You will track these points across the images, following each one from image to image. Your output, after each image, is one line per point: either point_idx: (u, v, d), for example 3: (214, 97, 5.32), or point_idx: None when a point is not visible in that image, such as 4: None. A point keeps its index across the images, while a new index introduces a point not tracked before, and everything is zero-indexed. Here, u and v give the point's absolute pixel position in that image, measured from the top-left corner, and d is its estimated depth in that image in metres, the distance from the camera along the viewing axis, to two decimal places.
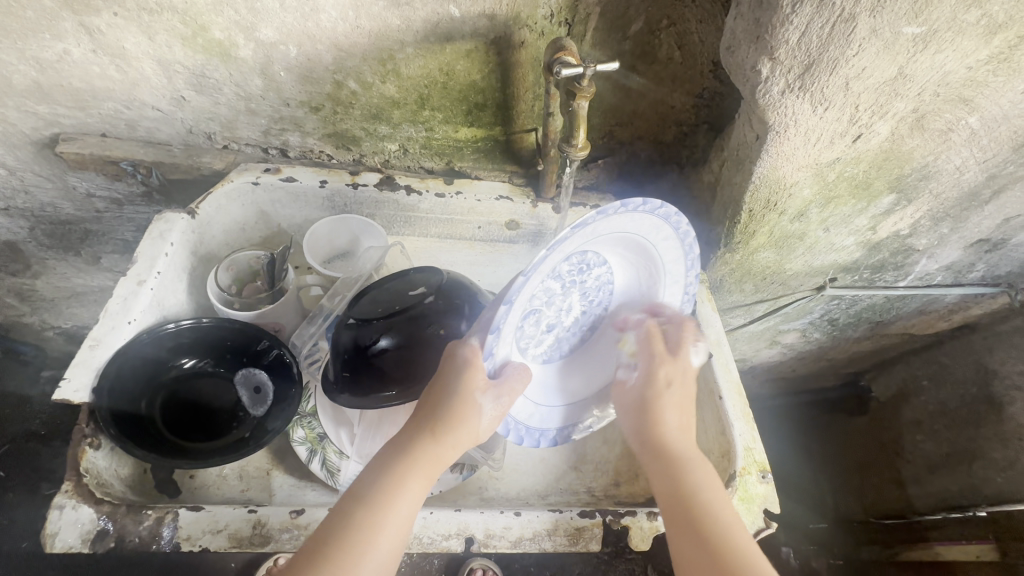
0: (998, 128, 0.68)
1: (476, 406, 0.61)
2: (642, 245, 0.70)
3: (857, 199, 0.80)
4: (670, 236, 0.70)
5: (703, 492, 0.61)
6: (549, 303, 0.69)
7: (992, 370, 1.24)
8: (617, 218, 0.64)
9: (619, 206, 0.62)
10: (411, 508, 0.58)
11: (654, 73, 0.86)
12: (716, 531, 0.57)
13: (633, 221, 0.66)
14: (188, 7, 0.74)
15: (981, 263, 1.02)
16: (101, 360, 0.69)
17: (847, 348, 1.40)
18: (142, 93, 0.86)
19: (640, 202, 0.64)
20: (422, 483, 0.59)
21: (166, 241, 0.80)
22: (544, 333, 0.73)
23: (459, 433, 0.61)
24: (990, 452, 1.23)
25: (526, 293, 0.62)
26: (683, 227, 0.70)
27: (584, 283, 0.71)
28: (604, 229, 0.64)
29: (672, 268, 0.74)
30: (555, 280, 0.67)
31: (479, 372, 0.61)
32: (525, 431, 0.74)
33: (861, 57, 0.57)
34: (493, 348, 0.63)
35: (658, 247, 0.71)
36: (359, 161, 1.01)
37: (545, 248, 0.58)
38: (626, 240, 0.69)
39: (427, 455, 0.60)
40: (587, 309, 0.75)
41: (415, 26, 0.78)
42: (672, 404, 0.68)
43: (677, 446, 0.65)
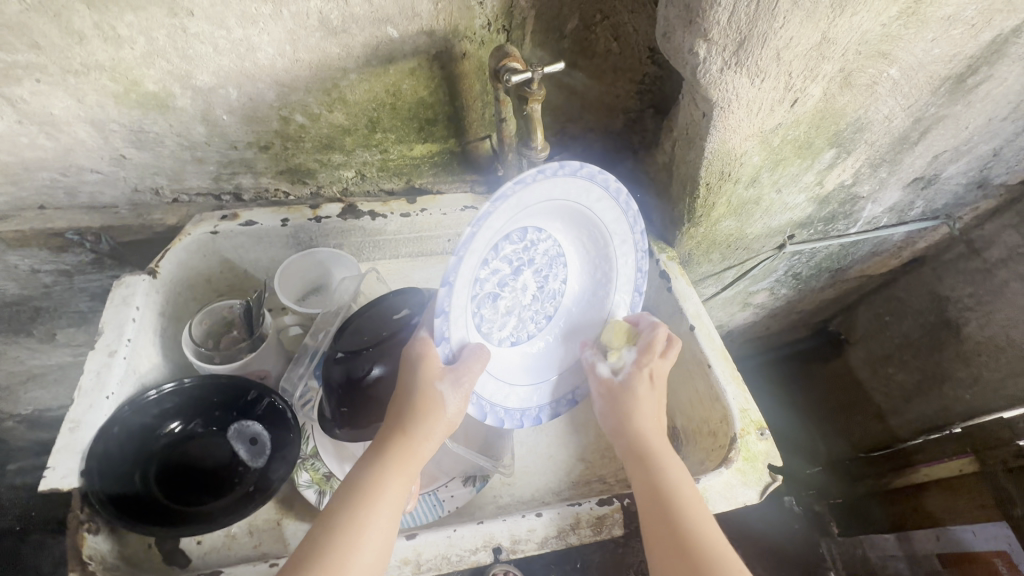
0: (916, 76, 0.74)
1: (437, 396, 0.61)
2: (577, 210, 0.71)
3: (802, 158, 0.84)
4: (604, 195, 0.71)
5: (674, 482, 0.65)
6: (504, 284, 0.69)
7: (945, 298, 1.33)
8: (541, 186, 0.63)
9: (538, 173, 0.62)
10: (394, 505, 0.60)
11: (594, 67, 0.88)
12: (686, 515, 0.62)
13: (560, 186, 0.66)
14: (116, 64, 0.72)
15: (920, 200, 1.09)
16: (84, 442, 0.66)
17: (813, 298, 1.47)
18: (78, 157, 0.83)
19: (559, 166, 0.64)
20: (391, 494, 0.60)
21: (131, 306, 0.77)
22: (505, 316, 0.72)
23: (428, 424, 0.62)
24: (955, 372, 1.34)
25: (469, 275, 0.62)
26: (613, 183, 0.71)
27: (534, 260, 0.72)
28: (530, 199, 0.64)
29: (613, 222, 0.74)
30: (501, 257, 0.67)
31: (435, 363, 0.62)
32: (504, 413, 0.73)
33: (787, 28, 0.61)
34: (445, 331, 0.62)
35: (594, 209, 0.71)
36: (318, 194, 0.99)
37: (471, 226, 0.58)
38: (559, 208, 0.69)
39: (401, 451, 0.61)
40: (543, 286, 0.75)
41: (355, 52, 0.78)
42: (650, 405, 0.73)
43: (654, 441, 0.70)
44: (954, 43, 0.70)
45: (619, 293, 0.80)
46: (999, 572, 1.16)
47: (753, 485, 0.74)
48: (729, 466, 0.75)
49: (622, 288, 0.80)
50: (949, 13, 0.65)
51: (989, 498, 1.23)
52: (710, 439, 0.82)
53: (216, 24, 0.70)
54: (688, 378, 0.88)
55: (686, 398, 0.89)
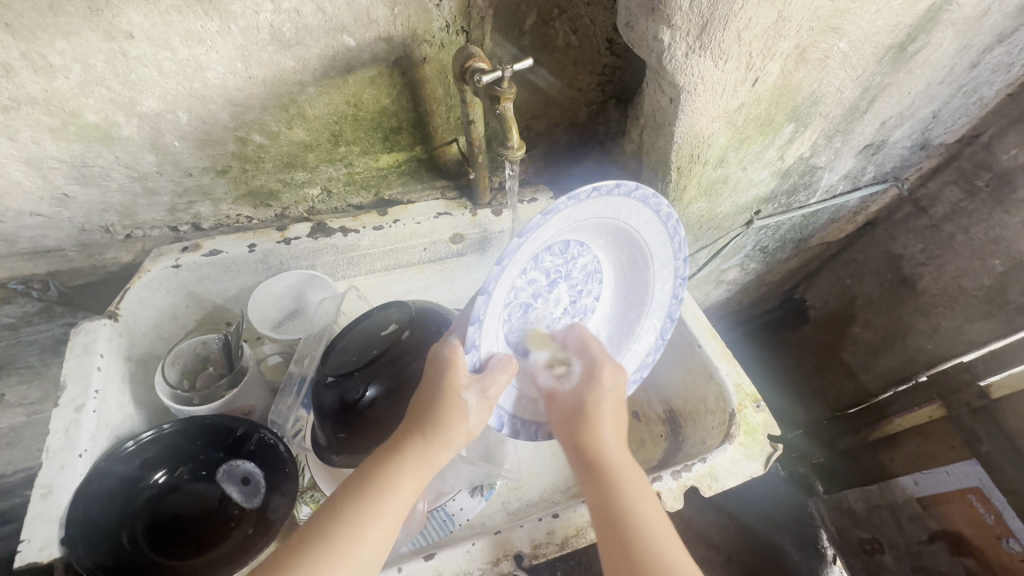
0: (863, 47, 0.77)
1: (462, 404, 0.60)
2: (624, 230, 0.69)
3: (764, 135, 0.87)
4: (652, 218, 0.69)
5: (631, 500, 0.62)
6: (536, 295, 0.68)
7: (899, 256, 1.40)
8: (592, 203, 0.62)
9: (592, 190, 0.60)
10: (401, 509, 0.59)
11: (555, 61, 0.88)
12: (640, 537, 0.59)
13: (611, 205, 0.64)
14: (50, 96, 0.66)
15: (871, 165, 1.14)
16: (59, 507, 0.60)
17: (779, 269, 1.52)
18: (14, 200, 0.77)
19: (614, 185, 0.62)
20: (388, 512, 0.57)
21: (95, 354, 0.72)
22: (535, 328, 0.72)
23: (446, 435, 0.60)
24: (916, 324, 1.40)
25: (506, 284, 0.61)
26: (663, 208, 0.68)
27: (571, 274, 0.71)
28: (581, 215, 0.62)
29: (656, 246, 0.72)
30: (540, 268, 0.66)
31: (464, 369, 0.60)
32: (520, 425, 0.72)
33: (746, 9, 0.61)
34: (476, 339, 0.61)
35: (640, 231, 0.69)
36: (283, 215, 0.95)
37: (518, 237, 0.56)
38: (607, 225, 0.67)
39: (418, 455, 0.60)
40: (575, 300, 0.74)
41: (311, 64, 0.75)
42: (606, 412, 0.68)
43: (612, 453, 0.66)
44: (896, 14, 0.73)
45: (652, 316, 0.79)
46: (973, 506, 1.26)
47: (757, 457, 0.75)
48: (732, 441, 0.76)
49: (655, 311, 0.79)
50: None
51: (958, 439, 1.31)
52: (709, 417, 0.83)
53: (160, 46, 0.66)
54: (680, 360, 0.89)
55: (681, 380, 0.90)
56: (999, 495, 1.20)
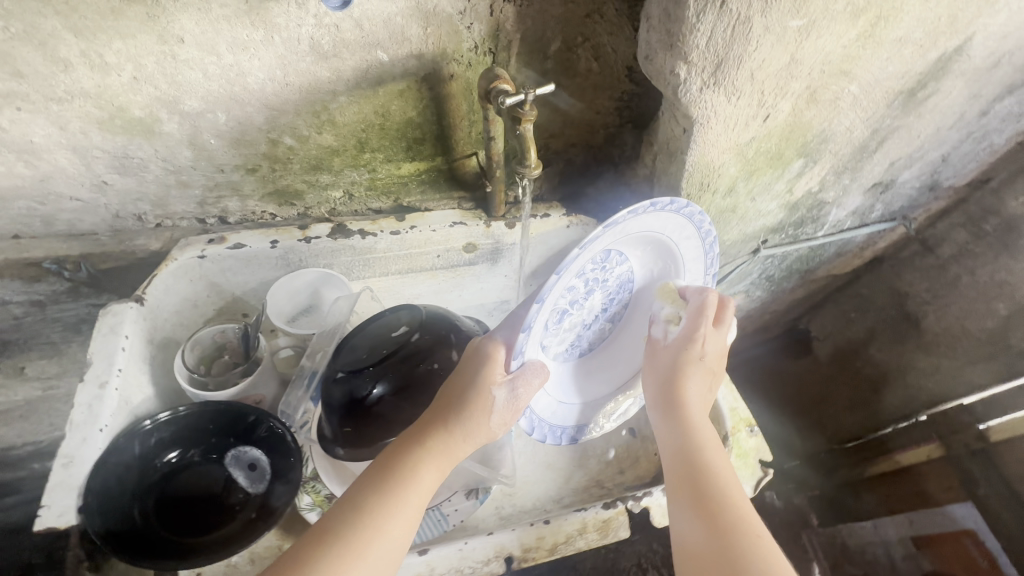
0: (874, 91, 0.80)
1: (490, 399, 0.64)
2: (663, 242, 0.78)
3: (774, 169, 0.90)
4: (692, 235, 0.78)
5: (711, 457, 0.64)
6: (575, 302, 0.76)
7: (905, 293, 1.41)
8: (645, 217, 0.71)
9: (649, 206, 0.69)
10: (423, 499, 0.60)
11: (576, 85, 0.91)
12: (718, 489, 0.60)
13: (661, 219, 0.73)
14: (101, 91, 0.71)
15: (879, 203, 1.16)
16: (79, 477, 0.63)
17: (784, 298, 1.54)
18: (58, 185, 0.81)
19: (667, 201, 0.71)
20: (414, 496, 0.59)
21: (120, 335, 0.75)
22: (567, 331, 0.79)
23: (473, 428, 0.64)
24: (917, 362, 1.41)
25: (557, 290, 0.68)
26: (704, 226, 0.77)
27: (609, 282, 0.78)
28: (632, 227, 0.71)
29: (689, 261, 0.82)
30: (588, 275, 0.74)
31: (501, 366, 0.65)
32: (546, 428, 0.79)
33: (760, 51, 0.65)
34: (523, 345, 0.67)
35: (679, 245, 0.79)
36: (305, 214, 1.00)
37: (580, 246, 0.65)
38: (649, 237, 0.76)
39: (441, 446, 0.63)
40: (606, 307, 0.82)
41: (345, 75, 0.79)
42: (695, 376, 0.70)
43: (697, 415, 0.68)
44: (906, 62, 0.76)
45: None
46: (967, 549, 1.27)
47: (745, 480, 0.78)
48: None
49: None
50: (901, 35, 0.71)
51: (955, 480, 1.32)
52: None
53: (206, 51, 0.70)
54: None
55: None
56: (993, 539, 1.22)
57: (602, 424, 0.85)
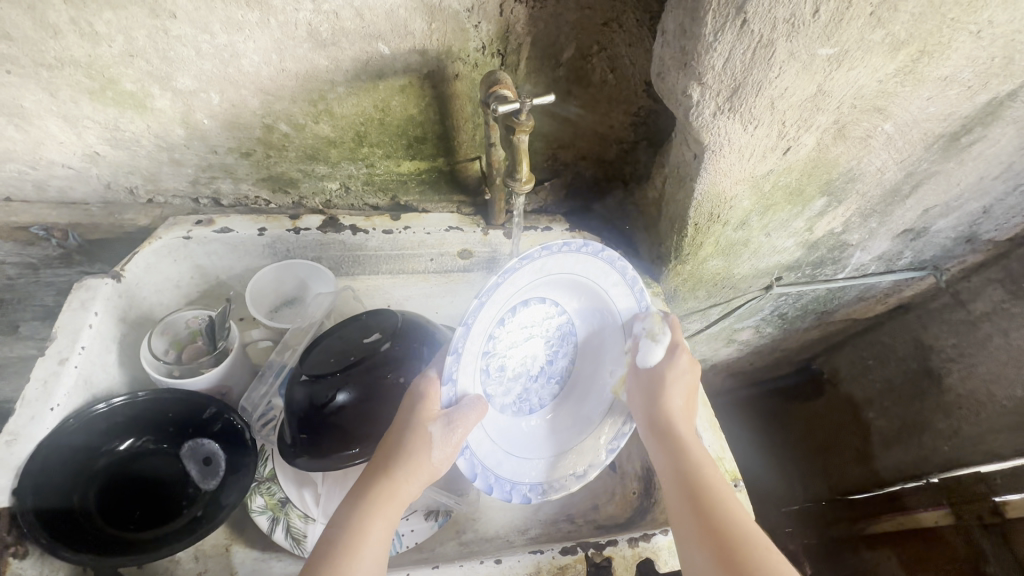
0: (911, 132, 0.72)
1: (426, 439, 0.60)
2: (592, 290, 0.73)
3: (792, 205, 0.83)
4: (620, 282, 0.72)
5: (702, 466, 0.65)
6: (513, 347, 0.70)
7: (929, 347, 1.31)
8: (563, 258, 0.66)
9: (562, 245, 0.65)
10: (377, 550, 0.58)
11: (589, 96, 0.86)
12: (715, 496, 0.61)
13: (580, 262, 0.69)
14: (92, 61, 0.69)
15: (909, 250, 1.08)
16: (20, 457, 0.62)
17: (798, 337, 1.46)
18: (49, 151, 0.80)
19: (582, 243, 0.67)
20: (370, 549, 0.57)
21: (89, 312, 0.74)
22: (510, 380, 0.72)
23: (413, 469, 0.61)
24: (935, 423, 1.31)
25: (482, 327, 0.63)
26: (630, 272, 0.72)
27: (545, 331, 0.73)
28: (554, 268, 0.67)
29: (624, 309, 0.75)
30: (512, 322, 0.68)
31: (435, 403, 0.62)
32: (494, 479, 0.68)
33: (783, 78, 0.59)
34: (454, 372, 0.61)
35: (609, 292, 0.73)
36: (299, 204, 0.97)
37: (495, 276, 0.61)
38: (576, 284, 0.71)
39: (383, 494, 0.60)
40: (551, 359, 0.76)
41: (344, 66, 0.76)
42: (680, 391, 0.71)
43: (683, 426, 0.69)
44: (950, 103, 0.69)
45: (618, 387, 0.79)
46: None
47: None
48: None
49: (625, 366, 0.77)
50: (945, 74, 0.63)
51: None
52: None
53: (200, 29, 0.68)
54: None
55: None
56: None
57: (567, 483, 0.73)
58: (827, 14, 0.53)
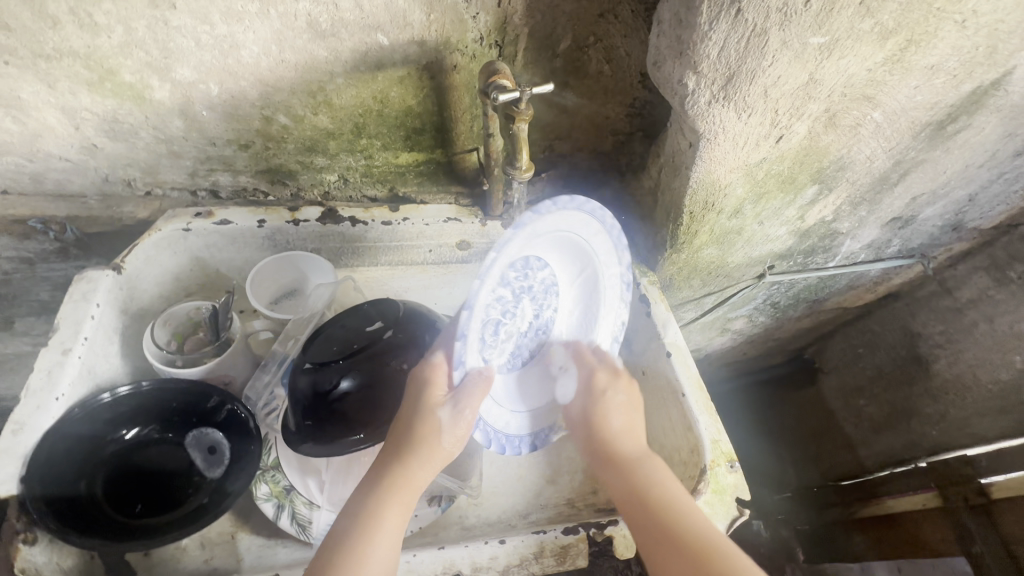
0: (898, 120, 0.74)
1: (438, 423, 0.61)
2: (575, 241, 0.73)
3: (785, 193, 0.85)
4: (600, 230, 0.74)
5: (651, 481, 0.65)
6: (506, 312, 0.68)
7: (916, 333, 1.34)
8: (551, 217, 0.66)
9: (550, 204, 0.65)
10: (392, 536, 0.59)
11: (585, 87, 0.87)
12: (667, 508, 0.62)
13: (565, 218, 0.69)
14: (91, 52, 0.69)
15: (897, 238, 1.11)
16: (26, 446, 0.62)
17: (790, 326, 1.48)
18: (46, 143, 0.80)
19: (567, 200, 0.67)
20: (386, 537, 0.58)
21: (91, 303, 0.74)
22: (506, 344, 0.71)
23: (428, 453, 0.62)
24: (922, 408, 1.34)
25: (484, 301, 0.61)
26: (609, 219, 0.74)
27: (532, 289, 0.72)
28: (541, 228, 0.66)
29: (602, 253, 0.76)
30: (507, 286, 0.67)
31: (442, 387, 0.63)
32: (504, 440, 0.73)
33: (776, 67, 0.60)
34: (462, 355, 0.61)
35: (590, 241, 0.74)
36: (298, 196, 0.97)
37: (494, 251, 0.60)
38: (559, 238, 0.71)
39: (399, 481, 0.61)
40: (538, 315, 0.75)
41: (343, 57, 0.76)
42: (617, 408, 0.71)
43: (625, 445, 0.69)
44: (937, 92, 0.71)
45: (602, 331, 0.80)
46: None
47: (721, 519, 0.74)
48: (697, 498, 0.74)
49: (610, 311, 0.81)
50: (932, 63, 0.65)
51: None
52: (681, 470, 0.81)
53: (199, 19, 0.68)
54: (662, 404, 0.88)
55: (660, 426, 0.88)
56: None
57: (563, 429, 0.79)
58: (818, 4, 0.55)
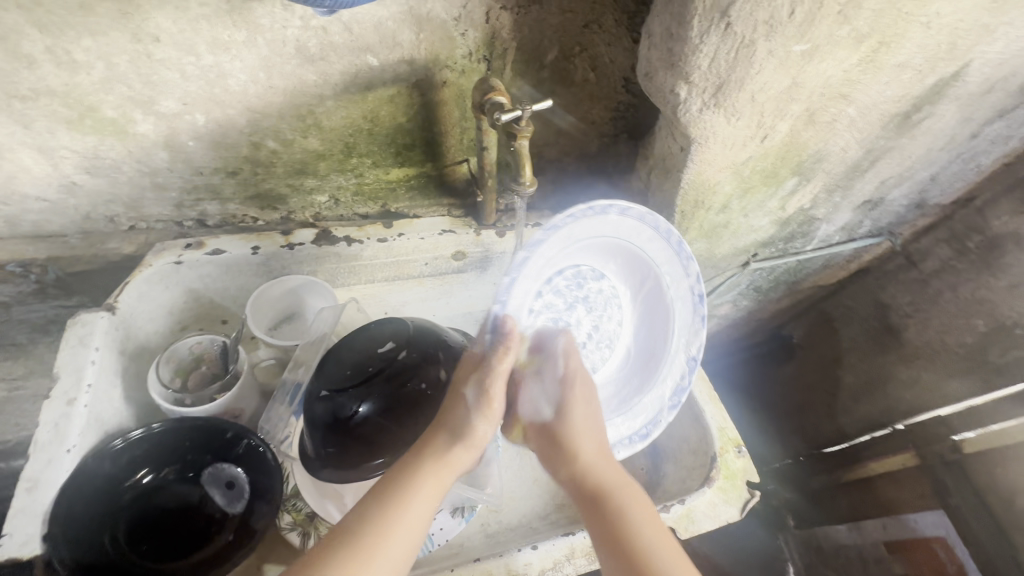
0: (870, 114, 0.79)
1: (471, 396, 0.64)
2: (628, 249, 0.79)
3: (768, 187, 0.89)
4: (654, 236, 0.77)
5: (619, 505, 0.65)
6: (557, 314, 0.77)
7: (887, 306, 1.42)
8: (589, 222, 0.73)
9: (585, 209, 0.71)
10: (419, 508, 0.59)
11: (572, 94, 0.89)
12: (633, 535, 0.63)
13: (608, 224, 0.75)
14: (70, 90, 0.67)
15: (868, 219, 1.17)
16: (43, 503, 0.61)
17: (771, 307, 1.55)
18: (22, 185, 0.77)
19: (607, 205, 0.73)
20: (412, 505, 0.59)
21: (90, 347, 0.72)
22: None
23: (466, 434, 0.63)
24: (898, 374, 1.42)
25: (519, 294, 0.72)
26: (663, 225, 0.77)
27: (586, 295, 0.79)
28: (580, 233, 0.74)
29: (663, 263, 0.79)
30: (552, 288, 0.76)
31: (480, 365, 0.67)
32: None
33: (762, 74, 0.64)
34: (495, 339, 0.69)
35: (644, 248, 0.79)
36: (288, 219, 0.96)
37: (522, 250, 0.70)
38: (608, 246, 0.78)
39: (433, 454, 0.63)
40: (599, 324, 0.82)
41: (333, 79, 0.76)
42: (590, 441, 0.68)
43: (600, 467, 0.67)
44: (903, 87, 0.75)
45: (676, 344, 0.81)
46: (936, 555, 1.28)
47: (734, 502, 0.77)
48: (711, 485, 0.78)
49: (681, 329, 0.81)
50: (901, 61, 0.70)
51: (927, 489, 1.34)
52: (691, 458, 0.85)
53: (184, 51, 0.66)
54: None
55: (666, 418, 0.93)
56: (962, 547, 1.23)
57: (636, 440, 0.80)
58: (801, 15, 0.58)
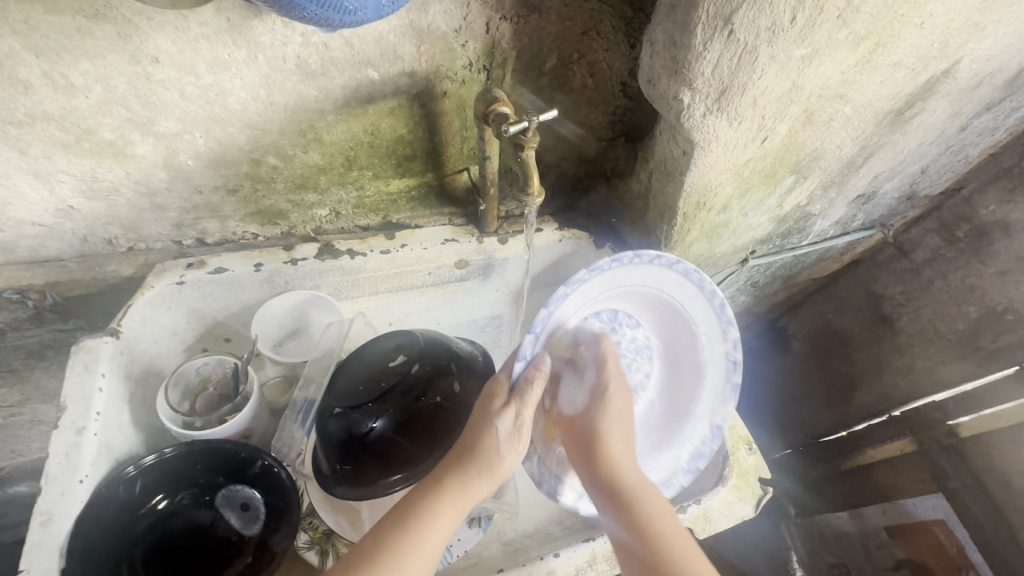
0: (865, 112, 0.81)
1: (496, 427, 0.65)
2: (654, 294, 0.80)
3: (766, 186, 0.91)
4: (680, 275, 0.78)
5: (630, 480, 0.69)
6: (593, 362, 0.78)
7: (880, 295, 1.44)
8: (611, 272, 0.75)
9: (608, 261, 0.73)
10: (438, 539, 0.60)
11: (571, 101, 0.89)
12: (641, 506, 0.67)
13: (630, 272, 0.76)
14: (67, 113, 0.65)
15: (861, 212, 1.19)
16: (59, 535, 0.60)
17: (767, 301, 1.57)
18: (17, 210, 0.75)
19: (629, 255, 0.74)
20: (434, 535, 0.60)
21: (97, 374, 0.71)
22: None
23: (491, 464, 0.64)
24: (893, 361, 1.42)
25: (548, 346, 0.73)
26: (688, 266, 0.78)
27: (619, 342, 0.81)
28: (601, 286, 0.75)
29: (691, 303, 0.80)
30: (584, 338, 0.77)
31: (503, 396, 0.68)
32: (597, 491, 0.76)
33: (764, 79, 0.65)
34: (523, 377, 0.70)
35: (670, 290, 0.80)
36: (289, 234, 0.95)
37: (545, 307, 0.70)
38: (633, 292, 0.79)
39: (454, 483, 0.63)
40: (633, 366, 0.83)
41: (334, 94, 0.76)
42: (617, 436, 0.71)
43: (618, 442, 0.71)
44: (897, 85, 0.77)
45: (710, 379, 0.82)
46: (937, 539, 1.31)
47: (748, 499, 0.79)
48: (725, 483, 0.80)
49: (714, 366, 0.82)
50: (895, 60, 0.71)
51: (926, 474, 1.38)
52: None
53: (184, 70, 0.65)
54: None
55: None
56: (962, 529, 1.27)
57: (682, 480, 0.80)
58: (802, 20, 0.59)
